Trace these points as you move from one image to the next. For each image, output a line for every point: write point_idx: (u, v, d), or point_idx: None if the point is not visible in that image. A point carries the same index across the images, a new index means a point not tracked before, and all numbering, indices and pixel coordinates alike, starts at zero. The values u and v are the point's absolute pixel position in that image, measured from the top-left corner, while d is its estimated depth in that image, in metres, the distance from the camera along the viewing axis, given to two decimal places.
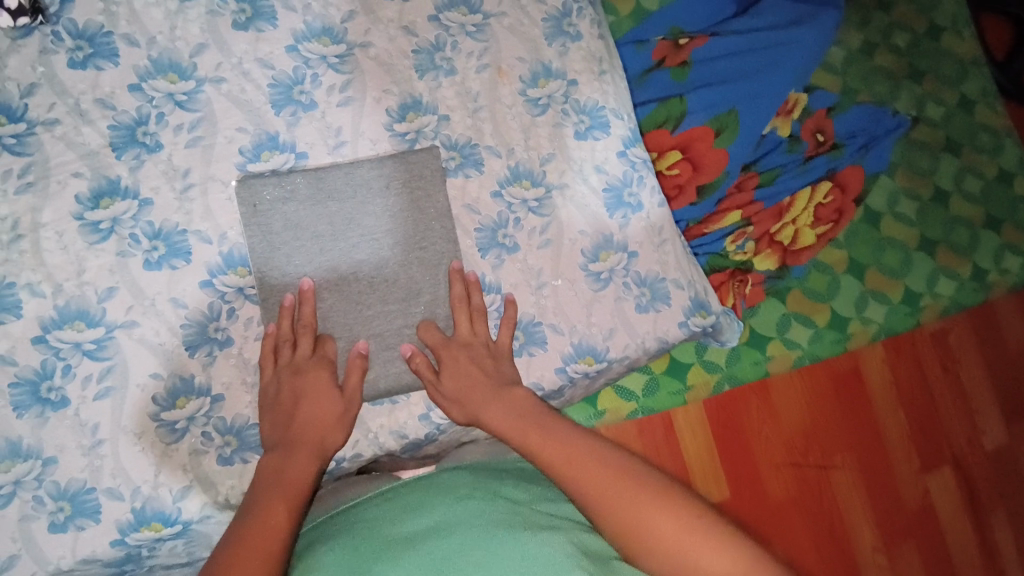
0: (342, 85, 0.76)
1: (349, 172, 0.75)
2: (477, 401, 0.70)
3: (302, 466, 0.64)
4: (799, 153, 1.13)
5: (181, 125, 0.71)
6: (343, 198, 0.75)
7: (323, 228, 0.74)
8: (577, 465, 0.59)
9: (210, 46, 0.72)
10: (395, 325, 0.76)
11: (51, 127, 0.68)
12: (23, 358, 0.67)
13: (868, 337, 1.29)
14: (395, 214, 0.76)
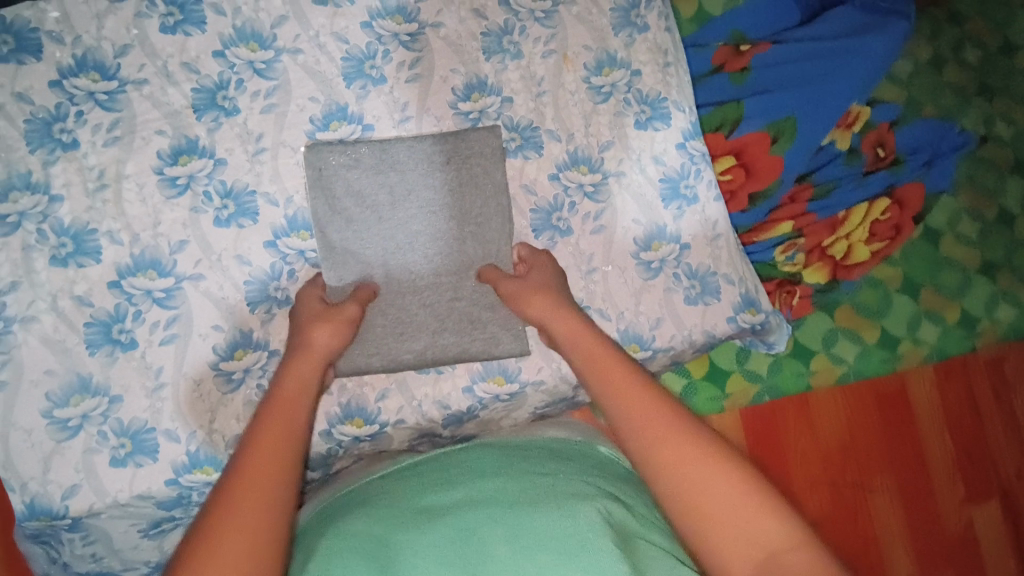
0: (411, 63, 0.78)
1: (412, 146, 0.77)
2: (563, 299, 0.71)
3: (297, 383, 0.60)
4: (857, 167, 1.10)
5: (258, 91, 0.75)
6: (404, 169, 0.77)
7: (384, 199, 0.77)
8: (628, 395, 0.56)
9: (290, 19, 0.76)
10: (446, 294, 0.78)
11: (140, 86, 0.73)
12: (98, 300, 0.71)
13: (919, 359, 1.25)
14: (452, 188, 0.78)
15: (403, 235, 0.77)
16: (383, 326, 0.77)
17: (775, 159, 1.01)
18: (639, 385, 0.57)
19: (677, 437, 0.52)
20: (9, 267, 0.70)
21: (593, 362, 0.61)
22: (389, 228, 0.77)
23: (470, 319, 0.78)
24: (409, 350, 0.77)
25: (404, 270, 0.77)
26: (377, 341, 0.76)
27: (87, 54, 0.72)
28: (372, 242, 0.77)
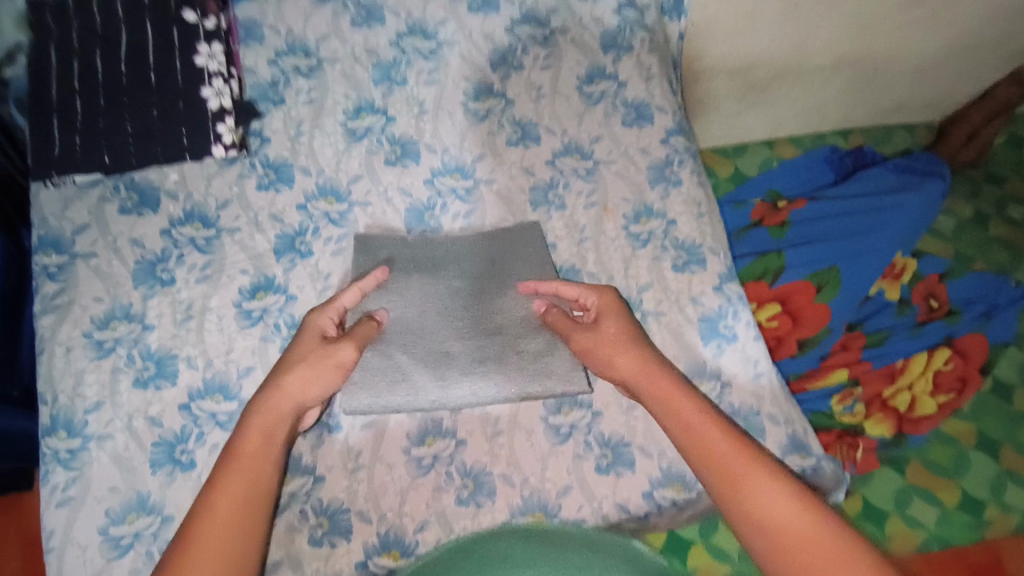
0: (465, 213, 0.88)
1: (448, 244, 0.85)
2: (630, 343, 0.72)
3: (259, 436, 0.62)
4: (908, 317, 1.13)
5: (331, 237, 0.85)
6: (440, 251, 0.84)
7: (428, 258, 0.84)
8: (727, 469, 0.59)
9: (364, 177, 0.88)
10: (490, 330, 0.79)
11: (233, 233, 0.84)
12: (168, 421, 0.77)
13: (1011, 527, 1.13)
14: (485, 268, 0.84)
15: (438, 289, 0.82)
16: (418, 359, 0.77)
17: (822, 306, 1.06)
18: (742, 457, 0.59)
19: (789, 511, 0.54)
20: (97, 387, 0.77)
21: (686, 428, 0.63)
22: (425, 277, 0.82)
23: (511, 356, 0.78)
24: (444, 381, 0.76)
25: (443, 317, 0.80)
26: (411, 371, 0.76)
27: (195, 208, 0.85)
28: (414, 292, 0.81)
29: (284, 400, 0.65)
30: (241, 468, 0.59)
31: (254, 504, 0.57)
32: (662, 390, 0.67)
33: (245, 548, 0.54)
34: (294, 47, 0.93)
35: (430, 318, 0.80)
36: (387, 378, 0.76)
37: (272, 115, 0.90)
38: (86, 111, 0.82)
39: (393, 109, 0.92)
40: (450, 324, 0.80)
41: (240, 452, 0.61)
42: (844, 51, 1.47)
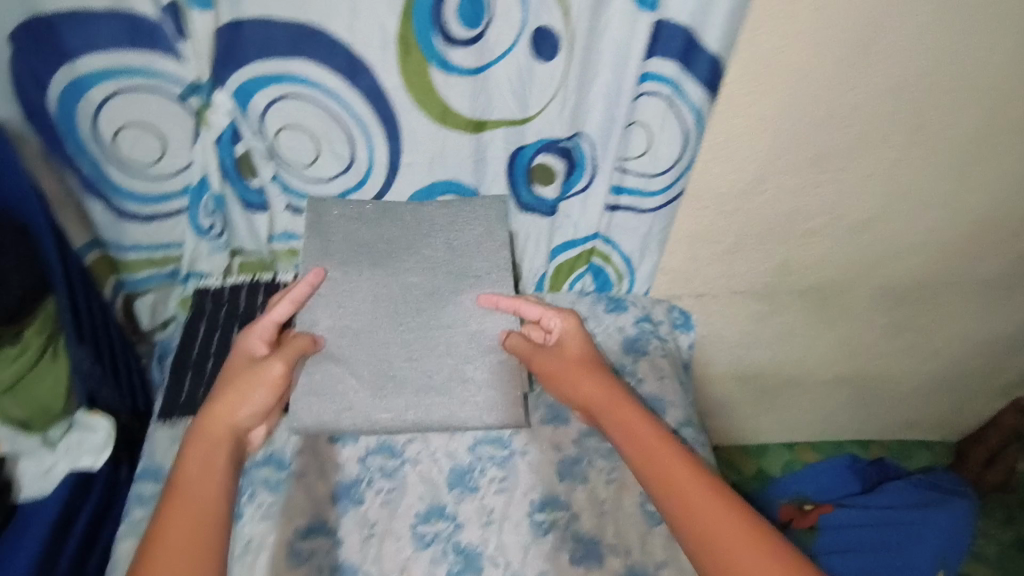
0: (500, 478, 0.98)
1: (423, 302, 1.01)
2: (580, 371, 0.89)
3: (194, 464, 0.69)
4: None
5: (382, 489, 0.96)
6: (405, 275, 1.01)
7: (383, 288, 1.00)
8: (674, 486, 0.67)
9: (416, 439, 1.02)
10: (435, 368, 0.98)
11: (299, 477, 0.95)
12: None
13: None
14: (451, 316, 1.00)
15: (384, 292, 1.00)
16: (422, 440, 1.02)
17: None
18: (686, 471, 0.68)
19: (694, 478, 0.67)
20: None
21: (638, 444, 0.74)
22: (367, 276, 1.00)
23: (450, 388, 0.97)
24: (377, 407, 0.96)
25: (391, 327, 0.99)
26: (354, 402, 0.96)
27: (274, 452, 0.97)
28: (443, 491, 0.96)
29: (222, 408, 0.77)
30: (172, 493, 0.65)
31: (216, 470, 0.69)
32: (620, 407, 0.81)
33: (183, 535, 0.61)
34: None
35: (377, 334, 0.98)
36: (334, 407, 0.95)
37: None
38: (215, 369, 1.04)
39: None
40: (399, 342, 0.99)
41: (177, 477, 0.68)
42: (838, 370, 1.67)
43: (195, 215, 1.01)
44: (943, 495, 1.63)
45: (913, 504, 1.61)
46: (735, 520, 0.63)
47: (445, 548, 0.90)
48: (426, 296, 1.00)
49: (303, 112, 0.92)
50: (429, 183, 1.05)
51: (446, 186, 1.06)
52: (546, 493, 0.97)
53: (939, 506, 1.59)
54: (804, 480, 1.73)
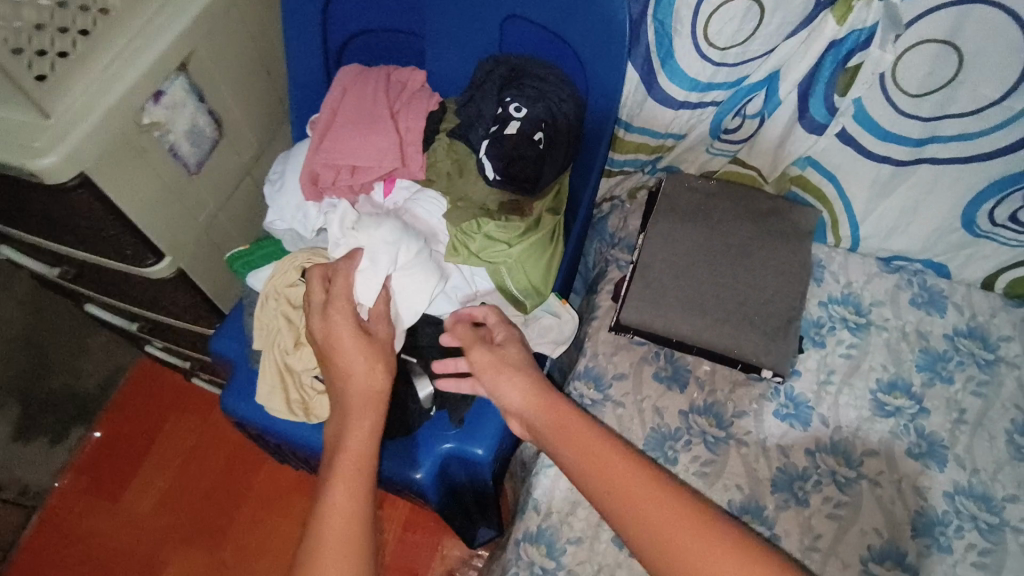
0: (982, 549, 0.80)
1: (758, 285, 0.90)
2: (504, 361, 0.71)
3: (357, 451, 0.64)
4: None
5: (831, 498, 0.84)
6: (735, 266, 0.91)
7: (702, 281, 0.91)
8: (638, 509, 0.55)
9: (879, 454, 0.87)
10: (751, 308, 0.88)
11: (739, 445, 0.88)
12: None
13: None
14: (764, 314, 0.88)
15: (706, 259, 0.92)
16: (879, 450, 0.87)
17: None
18: (655, 491, 0.56)
19: (650, 496, 0.56)
20: (584, 525, 0.83)
21: (579, 467, 0.60)
22: (694, 239, 0.94)
23: (732, 328, 0.87)
24: (682, 328, 0.88)
25: (716, 271, 0.91)
26: (663, 306, 0.89)
27: (713, 403, 0.91)
28: (909, 541, 0.81)
29: (348, 455, 0.63)
30: (346, 474, 0.61)
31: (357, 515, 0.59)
32: (544, 409, 0.66)
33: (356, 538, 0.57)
34: (847, 299, 0.98)
35: (697, 275, 0.91)
36: (644, 301, 0.90)
37: (809, 353, 0.94)
38: (682, 270, 0.92)
39: (929, 402, 0.90)
40: (711, 289, 0.90)
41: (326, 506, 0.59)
42: None
43: (724, 114, 0.85)
44: None
45: None
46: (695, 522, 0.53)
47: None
48: (754, 254, 0.92)
49: (977, 30, 0.65)
50: None
51: None
52: None
53: None
54: None
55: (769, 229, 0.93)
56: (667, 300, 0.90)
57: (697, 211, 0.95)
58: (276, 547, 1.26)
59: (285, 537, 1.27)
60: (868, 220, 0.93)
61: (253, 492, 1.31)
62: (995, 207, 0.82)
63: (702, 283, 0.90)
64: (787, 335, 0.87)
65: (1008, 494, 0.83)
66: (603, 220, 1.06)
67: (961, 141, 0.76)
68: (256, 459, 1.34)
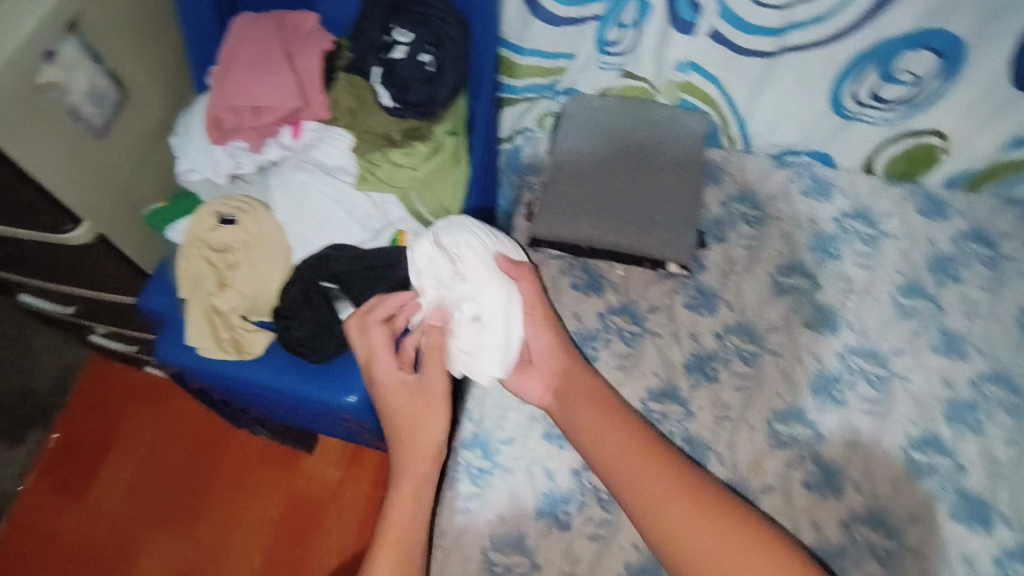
0: (873, 399, 0.89)
1: (656, 189, 0.98)
2: (559, 359, 0.80)
3: (428, 452, 0.73)
4: None
5: (738, 373, 0.91)
6: (634, 175, 1.00)
7: (605, 191, 0.99)
8: (666, 508, 0.62)
9: (780, 330, 0.94)
10: (651, 210, 0.97)
11: (654, 337, 0.94)
12: (561, 479, 0.85)
13: None
14: (663, 214, 0.97)
15: (608, 171, 1.00)
16: (779, 325, 0.95)
17: None
18: (684, 492, 0.63)
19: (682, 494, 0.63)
20: (516, 425, 0.88)
21: (621, 468, 0.67)
22: (596, 154, 1.01)
23: (634, 230, 0.96)
24: (590, 235, 0.97)
25: (617, 181, 0.99)
26: (571, 217, 0.97)
27: (627, 303, 0.96)
28: (809, 401, 0.89)
29: (409, 452, 0.72)
30: (411, 477, 0.72)
31: (420, 497, 0.72)
32: (586, 405, 0.74)
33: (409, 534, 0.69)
34: (745, 197, 1.05)
35: (600, 186, 0.99)
36: (555, 214, 0.98)
37: (712, 248, 1.01)
38: (586, 183, 0.99)
39: (822, 278, 0.97)
40: (614, 198, 0.98)
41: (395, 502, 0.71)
42: None
43: (606, 26, 0.90)
44: None
45: None
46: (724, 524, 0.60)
47: (803, 454, 0.85)
48: (651, 161, 1.00)
49: None
50: (907, 35, 0.81)
51: (929, 37, 0.81)
52: (926, 430, 0.86)
53: None
54: None
55: (663, 136, 1.00)
56: (575, 211, 0.98)
57: (603, 130, 1.01)
58: (251, 518, 1.28)
59: (256, 506, 1.29)
60: (754, 116, 1.00)
61: (223, 467, 1.32)
62: (855, 86, 0.90)
63: (606, 193, 0.99)
64: (683, 233, 0.96)
65: (893, 349, 0.92)
66: (516, 150, 1.10)
67: (816, 24, 0.83)
68: (224, 434, 1.35)
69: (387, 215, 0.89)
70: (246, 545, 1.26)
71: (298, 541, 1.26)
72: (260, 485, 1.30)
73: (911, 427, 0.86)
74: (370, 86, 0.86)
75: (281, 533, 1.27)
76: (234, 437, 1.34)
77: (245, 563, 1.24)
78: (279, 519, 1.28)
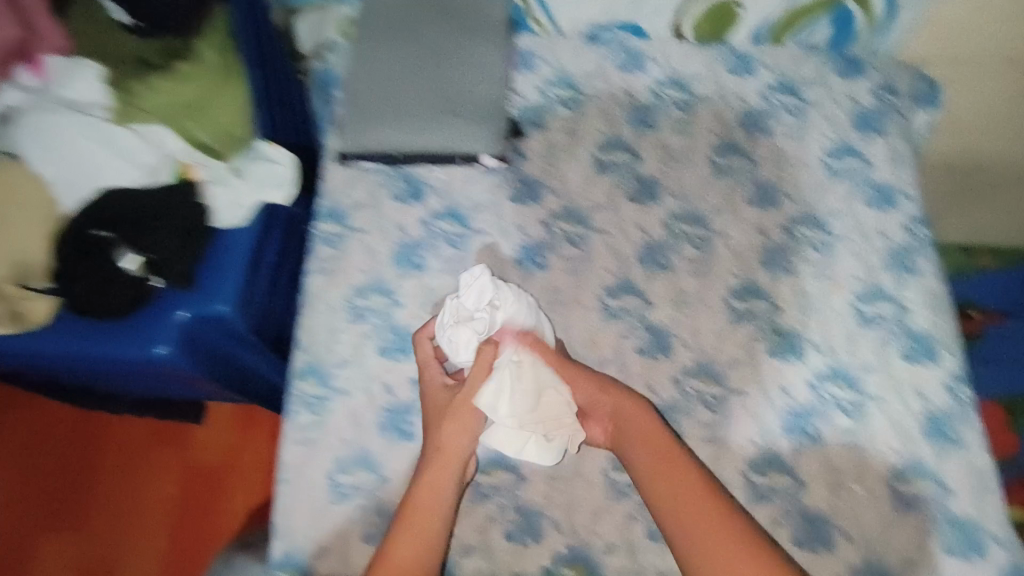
0: (696, 259, 0.90)
1: (463, 79, 0.94)
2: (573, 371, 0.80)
3: (455, 448, 0.76)
4: None
5: (567, 257, 0.90)
6: (439, 67, 0.94)
7: (409, 88, 0.93)
8: (689, 520, 0.71)
9: (606, 208, 0.93)
10: (460, 101, 0.93)
11: (482, 236, 0.92)
12: (400, 391, 0.84)
13: None
14: (474, 104, 0.93)
15: (410, 68, 0.94)
16: (603, 202, 0.93)
17: None
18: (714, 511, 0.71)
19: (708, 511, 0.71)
20: (348, 347, 0.86)
21: (653, 474, 0.74)
22: (396, 53, 0.95)
23: (446, 125, 0.92)
24: (399, 137, 0.92)
25: (421, 75, 0.94)
26: (377, 123, 0.92)
27: (453, 206, 0.93)
28: (637, 271, 0.89)
29: (439, 459, 0.75)
30: (439, 466, 0.74)
31: (444, 488, 0.73)
32: (625, 422, 0.78)
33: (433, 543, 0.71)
34: (561, 80, 1.01)
35: (403, 83, 0.93)
36: (360, 122, 0.92)
37: (533, 136, 0.97)
38: (389, 84, 0.93)
39: (642, 150, 0.96)
40: (420, 93, 0.93)
41: (417, 508, 0.72)
42: None
43: None
44: None
45: None
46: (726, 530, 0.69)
47: (634, 323, 0.87)
48: (454, 52, 0.95)
49: None
50: None
51: None
52: (742, 280, 0.89)
53: None
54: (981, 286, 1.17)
55: (464, 27, 0.97)
56: (382, 115, 0.92)
57: (400, 27, 0.97)
58: (148, 500, 1.20)
59: (152, 487, 1.21)
60: None
61: (108, 456, 1.23)
62: None
63: (410, 90, 0.93)
64: (493, 120, 0.93)
65: (711, 207, 0.93)
66: (329, 68, 1.00)
67: None
68: (102, 423, 1.25)
69: (161, 146, 0.80)
70: (149, 528, 1.18)
71: (204, 511, 1.19)
72: (152, 466, 1.22)
73: (730, 280, 0.89)
74: (111, 12, 0.81)
75: (185, 508, 1.20)
76: (112, 425, 1.25)
77: (152, 546, 1.17)
78: (179, 494, 1.21)
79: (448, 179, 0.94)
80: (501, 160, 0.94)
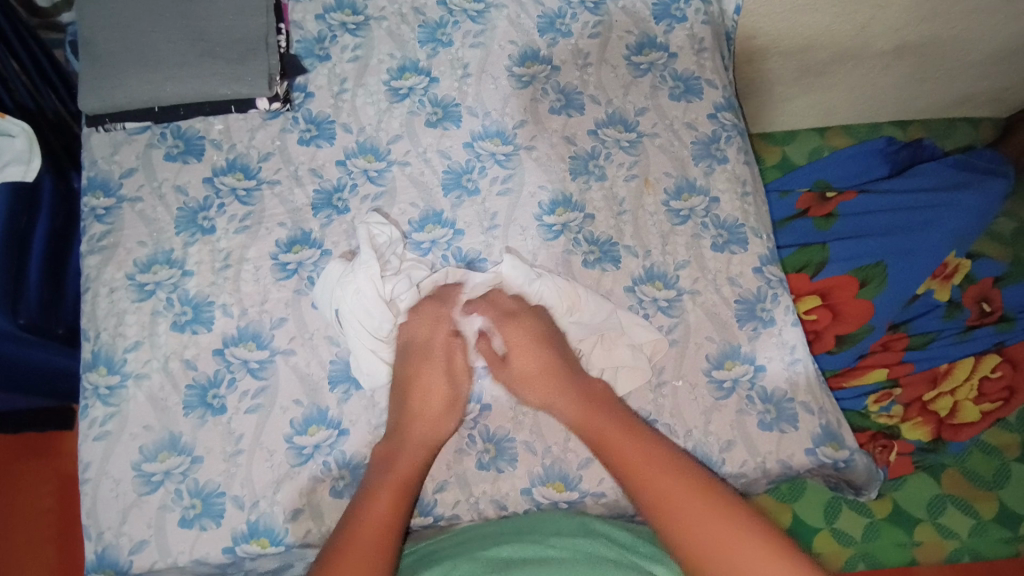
0: (504, 178, 0.86)
1: (215, 16, 0.86)
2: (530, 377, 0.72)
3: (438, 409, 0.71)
4: (959, 320, 1.03)
5: (368, 195, 0.85)
6: (185, 7, 0.85)
7: (153, 33, 0.84)
8: (667, 497, 0.57)
9: (403, 137, 0.87)
10: (215, 41, 0.85)
11: (273, 186, 0.85)
12: (202, 365, 0.77)
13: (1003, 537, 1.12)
14: (231, 42, 0.85)
15: (152, 11, 0.84)
16: (400, 129, 0.88)
17: (865, 303, 0.97)
18: (685, 481, 0.58)
19: (679, 482, 0.58)
20: (137, 328, 0.78)
21: (619, 458, 0.62)
22: None
23: (200, 68, 0.83)
24: (150, 87, 0.83)
25: (165, 18, 0.84)
26: (121, 76, 0.82)
27: (237, 158, 0.86)
28: (442, 200, 0.85)
29: (417, 423, 0.70)
30: (415, 434, 0.69)
31: (429, 453, 0.68)
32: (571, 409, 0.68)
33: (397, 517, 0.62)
34: (342, 3, 0.93)
35: (145, 28, 0.84)
36: (101, 78, 0.83)
37: (316, 70, 0.90)
38: (130, 30, 0.84)
39: (436, 70, 0.90)
40: (167, 37, 0.84)
41: (394, 472, 0.66)
42: (912, 35, 1.19)
43: None
44: (977, 177, 1.07)
45: (946, 185, 1.06)
46: (710, 506, 0.55)
47: (443, 255, 0.83)
48: None
49: None
50: None
51: None
52: (553, 191, 0.86)
53: (975, 188, 1.03)
54: (831, 167, 1.17)
55: None
56: (125, 66, 0.83)
57: None
58: (19, 518, 1.10)
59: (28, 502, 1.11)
60: None
61: None
62: None
63: (155, 35, 0.84)
64: (261, 52, 0.85)
65: (514, 120, 0.89)
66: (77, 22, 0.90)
67: None
68: None
69: None
70: (38, 542, 1.08)
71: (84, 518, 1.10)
72: (19, 482, 1.12)
73: (540, 194, 0.86)
74: None
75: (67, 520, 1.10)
76: None
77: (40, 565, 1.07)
78: (55, 507, 1.11)
79: (226, 132, 0.87)
80: (280, 101, 0.87)
